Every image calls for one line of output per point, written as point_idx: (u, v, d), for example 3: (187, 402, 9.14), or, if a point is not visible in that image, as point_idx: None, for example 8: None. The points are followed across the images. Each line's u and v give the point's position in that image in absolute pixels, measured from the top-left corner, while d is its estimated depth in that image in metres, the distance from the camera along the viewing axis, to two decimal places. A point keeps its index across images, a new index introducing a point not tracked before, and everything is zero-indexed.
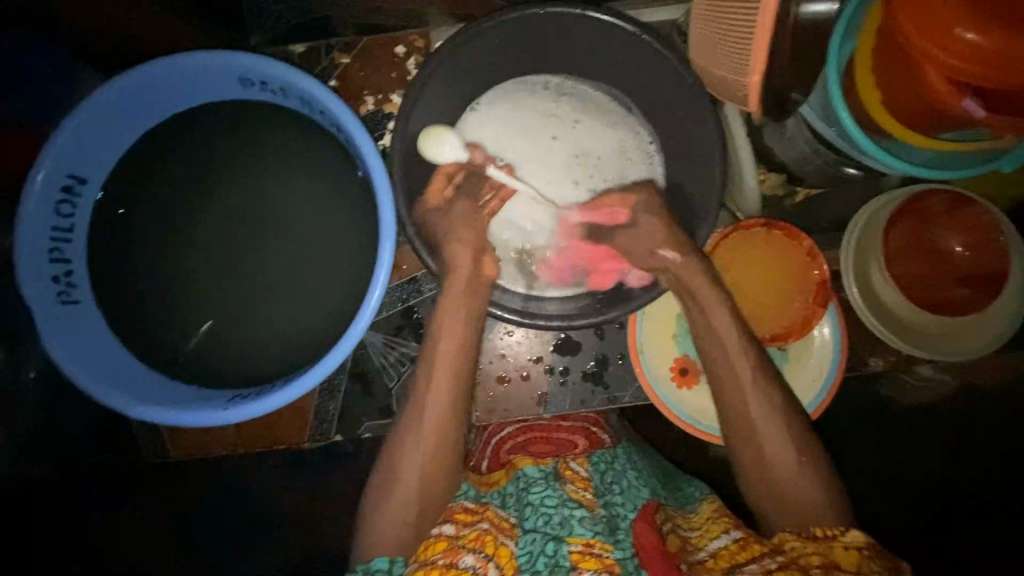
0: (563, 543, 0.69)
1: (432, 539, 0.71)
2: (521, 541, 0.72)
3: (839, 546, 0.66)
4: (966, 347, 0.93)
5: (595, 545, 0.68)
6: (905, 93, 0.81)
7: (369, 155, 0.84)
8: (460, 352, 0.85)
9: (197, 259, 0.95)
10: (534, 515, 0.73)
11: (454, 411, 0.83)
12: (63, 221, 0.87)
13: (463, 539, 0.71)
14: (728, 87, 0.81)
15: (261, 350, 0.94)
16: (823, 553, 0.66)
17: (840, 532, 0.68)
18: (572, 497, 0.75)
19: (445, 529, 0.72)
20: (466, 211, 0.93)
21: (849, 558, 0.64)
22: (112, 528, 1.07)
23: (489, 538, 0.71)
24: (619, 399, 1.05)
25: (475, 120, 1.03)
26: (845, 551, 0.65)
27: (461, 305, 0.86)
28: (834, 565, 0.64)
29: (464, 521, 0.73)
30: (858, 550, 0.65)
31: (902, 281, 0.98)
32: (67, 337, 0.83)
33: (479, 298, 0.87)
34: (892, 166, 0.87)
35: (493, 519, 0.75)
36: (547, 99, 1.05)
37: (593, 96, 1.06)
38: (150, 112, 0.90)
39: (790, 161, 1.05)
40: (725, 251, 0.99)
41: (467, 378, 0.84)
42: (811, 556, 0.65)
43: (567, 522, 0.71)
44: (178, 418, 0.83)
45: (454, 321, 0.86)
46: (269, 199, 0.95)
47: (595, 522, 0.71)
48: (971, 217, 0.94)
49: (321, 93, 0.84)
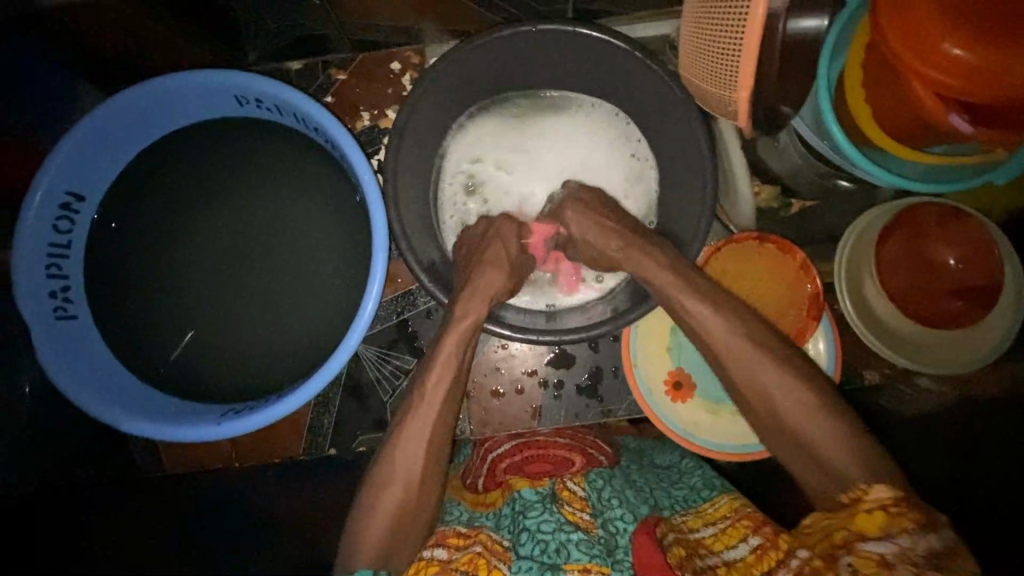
0: (559, 571, 0.69)
1: (424, 562, 0.73)
2: (514, 567, 0.71)
3: (861, 511, 0.63)
4: (964, 359, 0.92)
5: (592, 569, 0.69)
6: (894, 106, 0.81)
7: (361, 169, 0.85)
8: (456, 348, 0.84)
9: (197, 273, 0.96)
10: (530, 541, 0.73)
11: (442, 434, 0.81)
12: (60, 237, 0.88)
13: (455, 562, 0.72)
14: (716, 101, 0.82)
15: (257, 364, 0.95)
16: (846, 525, 0.63)
17: (864, 488, 0.64)
18: (568, 519, 0.75)
19: (438, 554, 0.73)
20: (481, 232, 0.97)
21: (873, 521, 0.61)
22: (112, 528, 1.00)
23: (482, 561, 0.71)
24: (614, 412, 1.06)
25: (501, 117, 1.06)
26: (869, 513, 0.62)
27: (457, 333, 0.84)
28: (856, 537, 0.61)
29: (457, 545, 0.74)
30: (882, 509, 0.62)
31: (896, 295, 0.97)
32: (62, 353, 0.84)
33: (470, 323, 0.85)
34: (885, 180, 0.87)
35: (486, 542, 0.75)
36: (558, 110, 1.06)
37: (589, 110, 1.06)
38: (144, 133, 0.91)
39: (783, 172, 1.06)
40: (717, 265, 0.98)
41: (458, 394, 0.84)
42: (836, 532, 0.62)
43: (564, 548, 0.71)
44: (171, 432, 0.83)
45: (449, 351, 0.84)
46: (263, 215, 0.96)
47: (592, 545, 0.72)
48: (964, 229, 0.94)
49: (316, 111, 0.85)
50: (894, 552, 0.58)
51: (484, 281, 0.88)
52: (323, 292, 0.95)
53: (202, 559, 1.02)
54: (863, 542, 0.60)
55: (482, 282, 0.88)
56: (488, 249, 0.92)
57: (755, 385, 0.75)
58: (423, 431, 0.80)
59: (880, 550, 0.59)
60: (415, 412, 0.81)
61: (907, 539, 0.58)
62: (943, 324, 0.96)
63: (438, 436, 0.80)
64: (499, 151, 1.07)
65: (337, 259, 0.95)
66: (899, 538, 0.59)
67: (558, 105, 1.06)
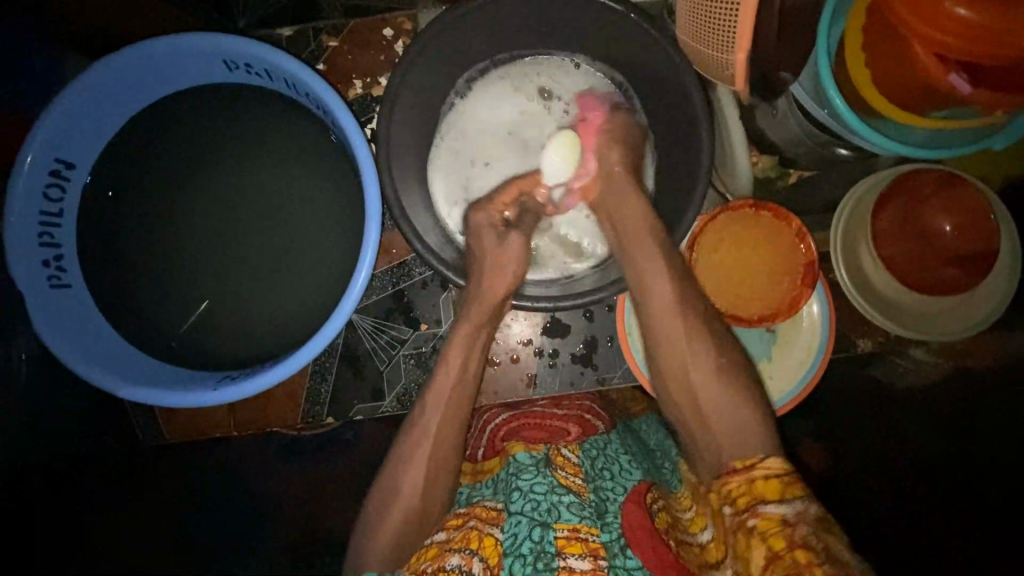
0: (550, 529, 0.69)
1: (425, 547, 0.75)
2: (507, 526, 0.72)
3: (759, 478, 0.65)
4: (944, 330, 0.95)
5: (581, 530, 0.69)
6: (896, 70, 0.80)
7: (354, 135, 0.83)
8: (464, 352, 0.87)
9: (192, 243, 0.95)
10: (521, 500, 0.73)
11: (453, 421, 0.83)
12: (52, 205, 0.87)
13: (452, 541, 0.73)
14: (715, 65, 0.81)
15: (252, 332, 0.95)
16: (748, 491, 0.65)
17: (758, 459, 0.68)
18: (561, 483, 0.75)
19: (438, 537, 0.76)
20: (488, 227, 0.94)
21: (770, 487, 0.64)
22: (111, 528, 1.02)
23: (475, 534, 0.73)
24: (609, 380, 1.06)
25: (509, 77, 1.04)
26: (766, 481, 0.65)
27: (475, 320, 0.89)
28: (757, 501, 0.63)
29: (455, 526, 0.76)
30: (777, 477, 0.65)
31: (894, 263, 0.97)
32: (61, 324, 0.84)
33: (489, 308, 0.89)
34: (882, 146, 0.86)
35: (480, 513, 0.76)
36: (569, 78, 1.04)
37: (596, 78, 1.04)
38: (132, 99, 0.90)
39: (781, 142, 1.05)
40: (713, 232, 0.98)
41: (470, 383, 0.86)
42: (739, 497, 0.65)
43: (555, 509, 0.71)
44: (167, 399, 0.83)
45: (459, 348, 0.87)
46: (255, 186, 0.95)
47: (583, 507, 0.72)
48: (964, 195, 0.93)
49: (304, 74, 0.83)
50: (793, 512, 0.61)
51: (494, 283, 0.90)
52: (319, 260, 0.95)
53: (201, 560, 1.08)
54: (764, 503, 0.63)
55: (496, 280, 0.91)
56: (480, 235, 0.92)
57: (691, 388, 0.78)
58: (429, 432, 0.82)
59: (781, 511, 0.61)
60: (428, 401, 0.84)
61: (800, 503, 0.62)
62: (937, 289, 0.95)
63: (452, 416, 0.83)
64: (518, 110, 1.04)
65: (331, 227, 0.95)
66: (794, 502, 0.62)
67: (571, 71, 1.04)
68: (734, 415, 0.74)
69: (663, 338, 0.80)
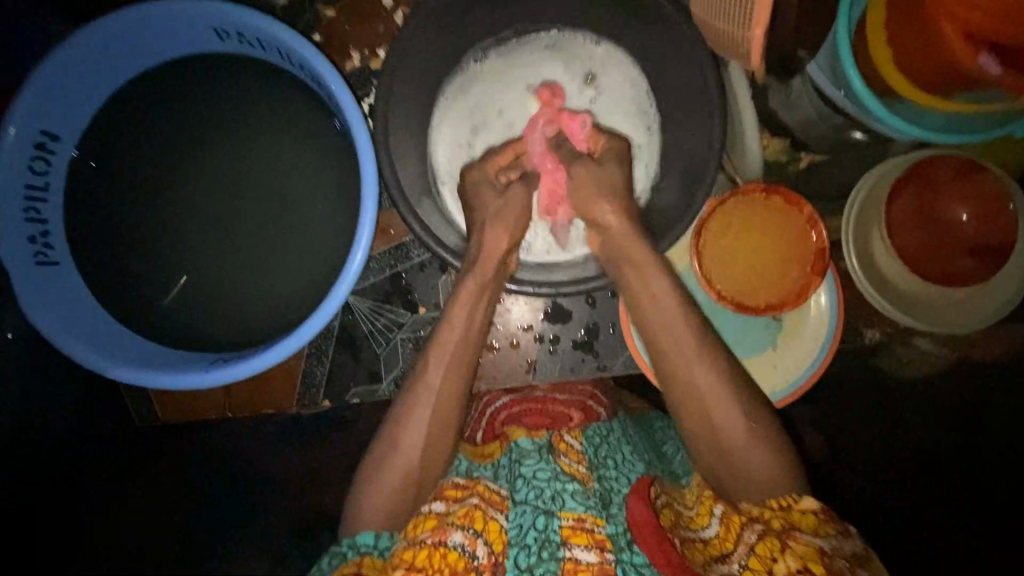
0: (554, 517, 0.68)
1: (423, 515, 0.72)
2: (512, 514, 0.72)
3: (797, 511, 0.66)
4: (956, 323, 0.92)
5: (586, 520, 0.67)
6: (919, 50, 0.76)
7: (351, 111, 0.80)
8: (471, 306, 0.84)
9: (185, 220, 0.93)
10: (525, 487, 0.72)
11: (454, 393, 0.82)
12: (37, 178, 0.84)
13: (452, 516, 0.71)
14: (731, 43, 0.77)
15: (246, 313, 0.93)
16: (782, 518, 0.66)
17: (794, 499, 0.68)
18: (565, 471, 0.74)
19: (436, 507, 0.73)
20: (487, 185, 0.91)
21: (807, 522, 0.65)
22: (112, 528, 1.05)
23: (479, 514, 0.71)
24: (610, 367, 1.05)
25: (515, 54, 1.00)
26: (803, 515, 0.66)
27: (479, 282, 0.85)
28: (793, 528, 0.64)
29: (454, 498, 0.74)
30: (813, 514, 0.66)
31: (907, 251, 0.93)
32: (51, 301, 0.82)
33: (493, 274, 0.86)
34: (902, 130, 0.82)
35: (484, 492, 0.75)
36: (580, 57, 1.00)
37: (609, 58, 0.99)
38: (119, 70, 0.86)
39: (794, 124, 1.01)
40: (722, 217, 0.94)
41: (471, 355, 0.84)
42: (774, 521, 0.66)
43: (559, 496, 0.70)
44: (159, 380, 0.81)
45: (461, 316, 0.84)
46: (248, 161, 0.92)
47: (588, 496, 0.70)
48: (981, 183, 0.90)
49: (299, 44, 0.80)
50: (830, 545, 0.62)
51: (490, 249, 0.86)
52: (314, 240, 0.92)
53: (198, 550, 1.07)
54: (801, 532, 0.64)
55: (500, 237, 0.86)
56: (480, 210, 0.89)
57: (689, 374, 0.78)
58: (432, 392, 0.81)
59: (818, 542, 0.62)
60: (423, 382, 0.82)
61: (837, 540, 0.63)
62: (954, 281, 0.92)
63: (445, 397, 0.81)
64: (566, 77, 1.00)
65: (327, 206, 0.92)
66: (830, 538, 0.63)
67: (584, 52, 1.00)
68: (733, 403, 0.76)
69: (666, 325, 0.81)
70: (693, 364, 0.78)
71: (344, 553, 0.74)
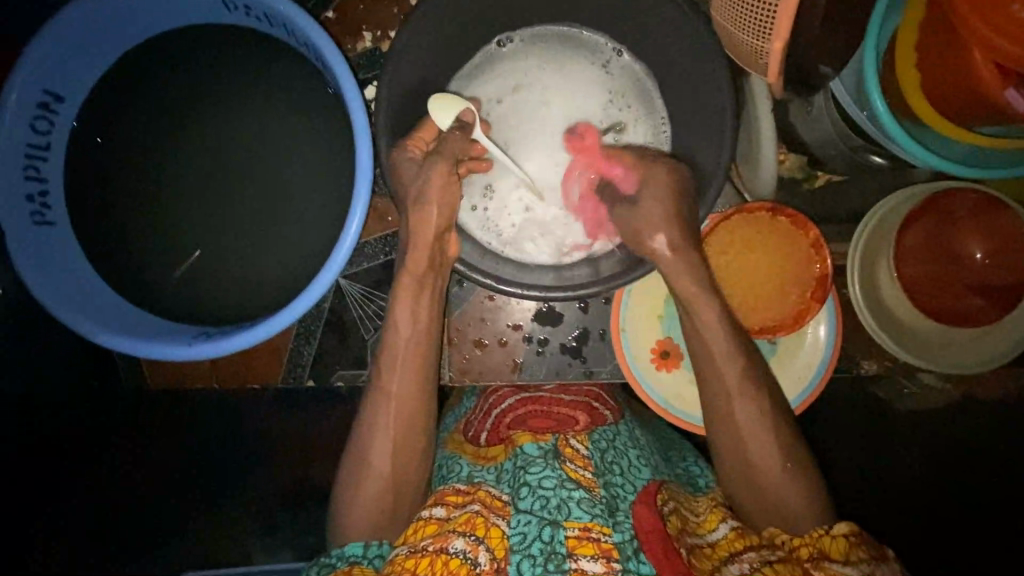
0: (560, 527, 0.68)
1: (423, 522, 0.73)
2: (514, 522, 0.71)
3: (828, 536, 0.68)
4: (959, 364, 0.89)
5: (592, 529, 0.68)
6: (948, 76, 0.72)
7: (351, 95, 0.78)
8: (411, 305, 0.84)
9: (182, 191, 0.92)
10: (530, 496, 0.72)
11: (413, 390, 0.82)
12: (39, 138, 0.84)
13: (453, 523, 0.71)
14: (749, 54, 0.74)
15: (235, 288, 0.93)
16: (812, 544, 0.68)
17: (824, 528, 0.69)
18: (571, 476, 0.74)
19: (436, 512, 0.74)
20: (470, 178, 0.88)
21: (838, 548, 0.67)
22: None
23: (480, 520, 0.71)
24: (596, 374, 1.03)
25: (534, 54, 0.99)
26: (833, 541, 0.67)
27: (425, 258, 0.83)
28: (822, 556, 0.66)
29: (455, 503, 0.75)
30: (845, 539, 0.67)
31: (915, 284, 0.90)
32: (43, 261, 0.83)
33: (426, 266, 0.84)
34: (922, 159, 0.78)
35: (485, 498, 0.75)
36: (599, 65, 0.99)
37: (629, 70, 0.99)
38: (126, 34, 0.86)
39: (811, 142, 0.97)
40: (727, 232, 0.92)
41: (433, 342, 0.85)
42: (803, 549, 0.68)
43: (565, 505, 0.70)
44: (143, 350, 0.82)
45: (404, 296, 0.84)
46: (249, 137, 0.91)
47: (594, 504, 0.70)
48: (1003, 225, 0.86)
49: (303, 21, 0.78)
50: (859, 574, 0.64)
51: (427, 222, 0.82)
52: (308, 222, 0.92)
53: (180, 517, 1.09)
54: (829, 561, 0.66)
55: (449, 240, 0.85)
56: (421, 214, 0.82)
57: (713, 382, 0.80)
58: (390, 398, 0.81)
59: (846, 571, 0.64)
60: (382, 392, 0.82)
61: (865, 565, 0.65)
62: (964, 321, 0.88)
63: (404, 413, 0.81)
64: (598, 114, 0.99)
65: (324, 189, 0.91)
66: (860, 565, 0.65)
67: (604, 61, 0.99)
68: (748, 418, 0.78)
69: (691, 331, 0.83)
70: (725, 379, 0.79)
71: (333, 564, 0.75)
